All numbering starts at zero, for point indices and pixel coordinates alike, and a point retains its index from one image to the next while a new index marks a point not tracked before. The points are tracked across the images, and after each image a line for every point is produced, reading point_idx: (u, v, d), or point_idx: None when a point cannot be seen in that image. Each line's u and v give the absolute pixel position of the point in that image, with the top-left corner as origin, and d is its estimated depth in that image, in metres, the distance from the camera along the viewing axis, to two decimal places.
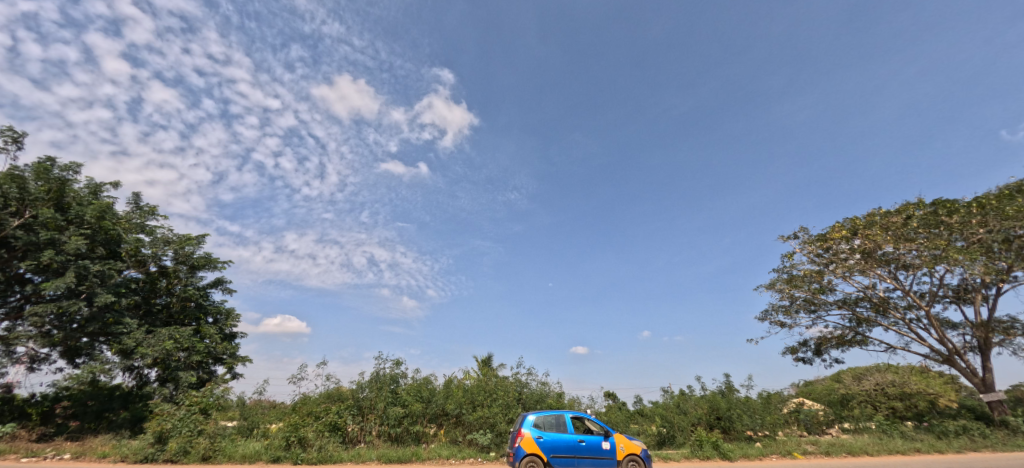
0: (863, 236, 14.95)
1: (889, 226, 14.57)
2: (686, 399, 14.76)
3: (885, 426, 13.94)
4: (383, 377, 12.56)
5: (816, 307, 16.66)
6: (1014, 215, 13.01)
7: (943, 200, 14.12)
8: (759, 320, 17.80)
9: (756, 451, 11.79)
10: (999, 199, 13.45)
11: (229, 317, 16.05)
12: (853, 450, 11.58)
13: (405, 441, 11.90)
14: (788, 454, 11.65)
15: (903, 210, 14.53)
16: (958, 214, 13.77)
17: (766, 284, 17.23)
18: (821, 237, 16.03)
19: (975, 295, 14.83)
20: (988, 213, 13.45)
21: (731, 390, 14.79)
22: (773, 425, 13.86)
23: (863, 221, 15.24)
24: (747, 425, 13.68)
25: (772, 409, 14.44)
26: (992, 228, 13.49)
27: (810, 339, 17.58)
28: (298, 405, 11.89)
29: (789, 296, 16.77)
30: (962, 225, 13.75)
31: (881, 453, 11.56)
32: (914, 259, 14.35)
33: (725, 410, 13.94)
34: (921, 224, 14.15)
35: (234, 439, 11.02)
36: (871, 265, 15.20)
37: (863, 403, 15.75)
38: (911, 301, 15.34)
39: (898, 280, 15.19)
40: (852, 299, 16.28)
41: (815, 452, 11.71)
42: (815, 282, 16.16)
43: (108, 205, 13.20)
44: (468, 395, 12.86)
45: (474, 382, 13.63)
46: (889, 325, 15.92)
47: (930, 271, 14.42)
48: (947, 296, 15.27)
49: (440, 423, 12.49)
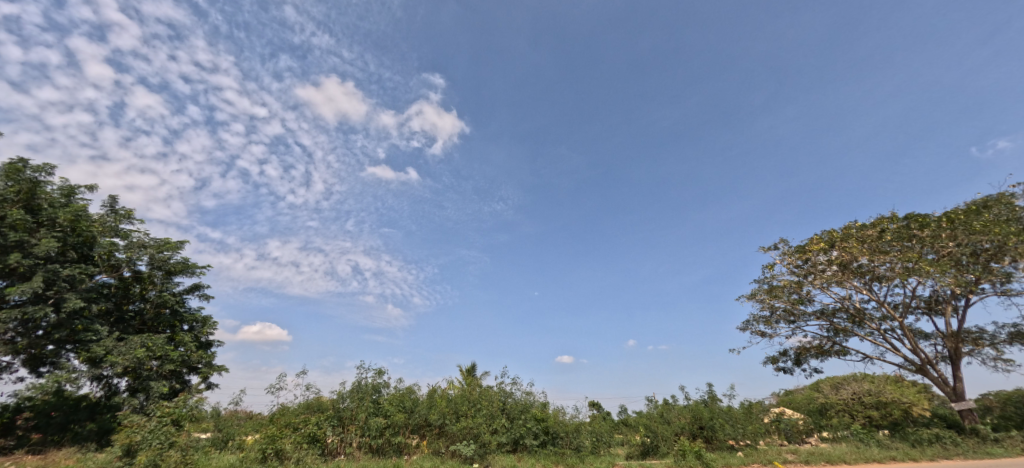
0: (840, 248, 15.39)
1: (865, 239, 15.06)
2: (670, 409, 14.88)
3: (862, 435, 14.19)
4: (365, 387, 12.38)
5: (795, 318, 16.96)
6: (981, 229, 13.50)
7: (915, 215, 14.64)
8: (741, 330, 17.98)
9: (738, 461, 11.86)
10: (967, 214, 14.04)
11: (205, 325, 15.63)
12: (831, 459, 11.76)
13: (387, 452, 11.63)
14: (768, 463, 11.79)
15: (877, 224, 15.04)
16: (929, 228, 14.31)
17: (748, 294, 17.47)
18: (800, 248, 16.41)
19: (945, 307, 15.32)
20: (957, 227, 13.95)
21: (714, 399, 14.93)
22: (754, 435, 13.96)
23: (840, 233, 15.67)
24: (729, 435, 13.79)
25: (753, 418, 14.67)
26: (961, 242, 13.96)
27: (790, 348, 17.88)
28: (275, 416, 11.57)
29: (769, 306, 17.07)
30: (930, 240, 14.30)
31: (859, 461, 11.77)
32: (888, 271, 14.81)
33: (707, 419, 14.12)
34: (894, 237, 14.67)
35: (207, 452, 10.65)
36: (847, 277, 15.59)
37: (841, 412, 16.14)
38: (886, 312, 15.73)
39: (872, 291, 15.58)
40: (829, 310, 16.65)
41: (794, 461, 11.87)
42: (794, 292, 16.50)
43: (83, 208, 12.83)
44: (451, 405, 12.67)
45: (457, 392, 13.51)
46: (865, 336, 16.28)
47: (903, 283, 14.83)
48: (919, 307, 15.74)
49: (422, 434, 12.29)
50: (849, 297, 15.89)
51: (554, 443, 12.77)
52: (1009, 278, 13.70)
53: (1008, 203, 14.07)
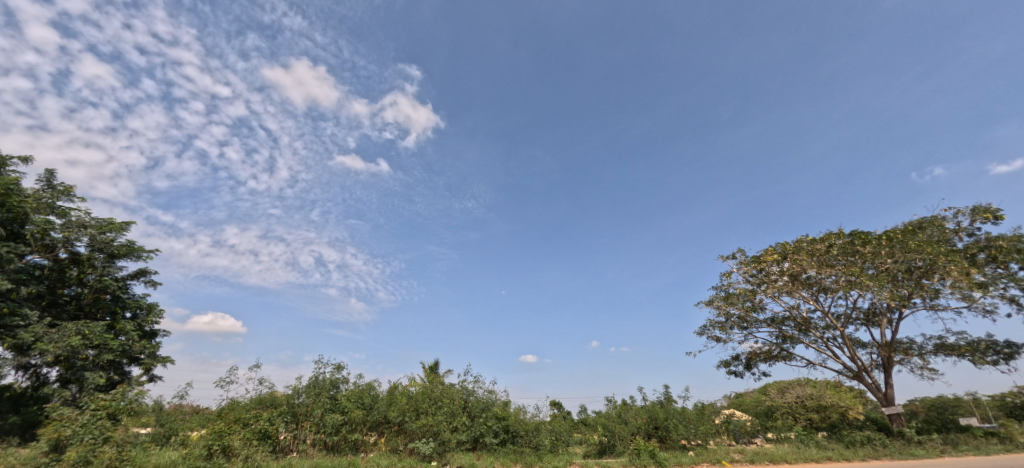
0: (792, 260, 16.31)
1: (814, 252, 16.03)
2: (627, 409, 15.30)
3: (803, 436, 15.11)
4: (323, 382, 12.01)
5: (748, 324, 17.82)
6: (915, 248, 14.65)
7: (860, 232, 15.70)
8: (698, 334, 18.71)
9: (689, 460, 12.36)
10: (904, 233, 15.19)
11: (150, 313, 14.72)
12: (774, 459, 12.45)
13: (342, 450, 11.34)
14: (717, 462, 12.34)
15: (826, 238, 16.03)
16: (871, 245, 15.38)
17: (705, 300, 18.20)
18: (756, 258, 17.25)
19: (881, 319, 16.51)
20: (895, 245, 15.07)
21: (669, 400, 15.48)
22: (705, 435, 14.59)
23: (792, 246, 16.59)
24: (682, 435, 14.34)
25: (705, 419, 15.31)
26: (897, 259, 15.09)
27: (742, 353, 18.76)
28: (224, 411, 11.05)
29: (725, 313, 17.86)
30: (871, 256, 15.37)
31: (799, 460, 12.53)
32: (832, 283, 15.82)
33: (662, 420, 14.62)
34: (840, 252, 15.69)
35: (146, 448, 10.03)
36: (797, 287, 16.53)
37: (785, 414, 17.13)
38: (829, 322, 16.78)
39: (818, 302, 16.60)
40: (779, 318, 17.60)
41: (741, 460, 12.48)
42: (748, 300, 17.33)
43: (14, 181, 11.78)
44: (411, 402, 12.50)
45: (419, 390, 13.35)
46: (810, 344, 17.32)
47: (845, 295, 15.87)
48: (859, 318, 16.90)
49: (380, 431, 12.07)
50: (797, 306, 16.84)
51: (513, 441, 12.86)
52: (937, 294, 14.92)
53: (940, 225, 15.32)
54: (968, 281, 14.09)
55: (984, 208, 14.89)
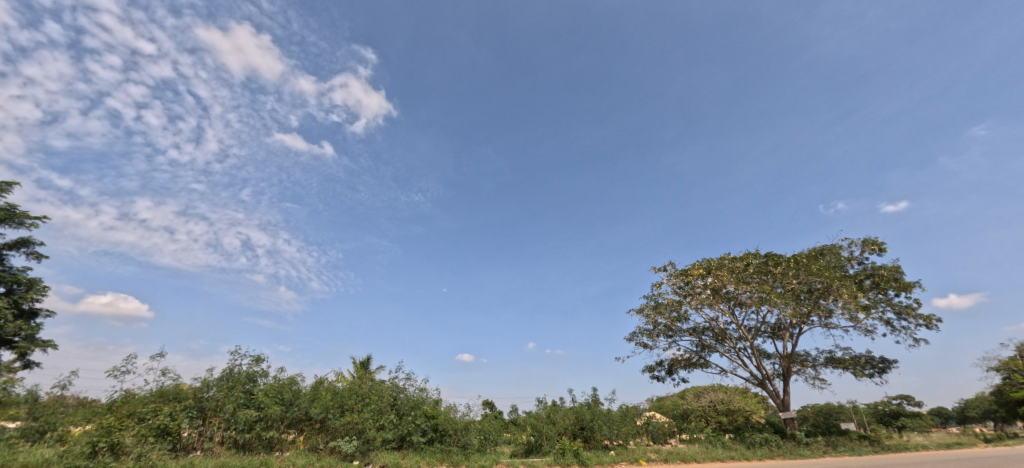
0: (714, 275, 17.70)
1: (734, 270, 17.53)
2: (556, 410, 15.74)
3: (711, 437, 16.44)
4: (238, 375, 11.11)
5: (672, 333, 19.06)
6: (816, 272, 16.50)
7: (773, 254, 17.39)
8: (627, 340, 19.68)
9: (609, 459, 12.96)
10: (808, 258, 17.07)
11: (31, 290, 12.80)
12: (685, 458, 13.42)
13: (255, 448, 10.59)
14: (635, 461, 13.07)
15: (744, 257, 17.59)
16: (781, 266, 17.10)
17: (636, 308, 19.20)
18: (684, 271, 18.52)
19: (784, 333, 18.39)
20: (800, 268, 16.87)
21: (596, 402, 16.14)
22: (626, 435, 15.38)
23: (716, 262, 18.01)
24: (605, 435, 15.02)
25: (627, 421, 16.14)
26: (801, 280, 16.90)
27: (665, 359, 20.02)
28: (116, 405, 9.87)
29: (653, 321, 18.96)
30: (780, 276, 17.09)
31: (706, 460, 13.61)
32: (747, 299, 17.37)
33: (588, 421, 15.21)
34: (755, 270, 17.29)
35: (11, 445, 8.69)
36: (717, 301, 17.95)
37: (698, 417, 18.51)
38: (742, 334, 18.41)
39: (734, 315, 18.15)
40: (700, 328, 19.00)
41: (656, 459, 13.32)
42: (674, 310, 18.53)
43: None
44: (336, 399, 11.94)
45: (346, 385, 12.80)
46: (724, 353, 18.88)
47: (757, 310, 17.49)
48: (766, 331, 18.71)
49: (300, 429, 11.43)
50: (716, 318, 18.29)
51: (441, 440, 12.74)
52: (830, 314, 16.89)
53: (837, 253, 17.39)
54: (855, 303, 16.10)
55: (871, 241, 17.13)
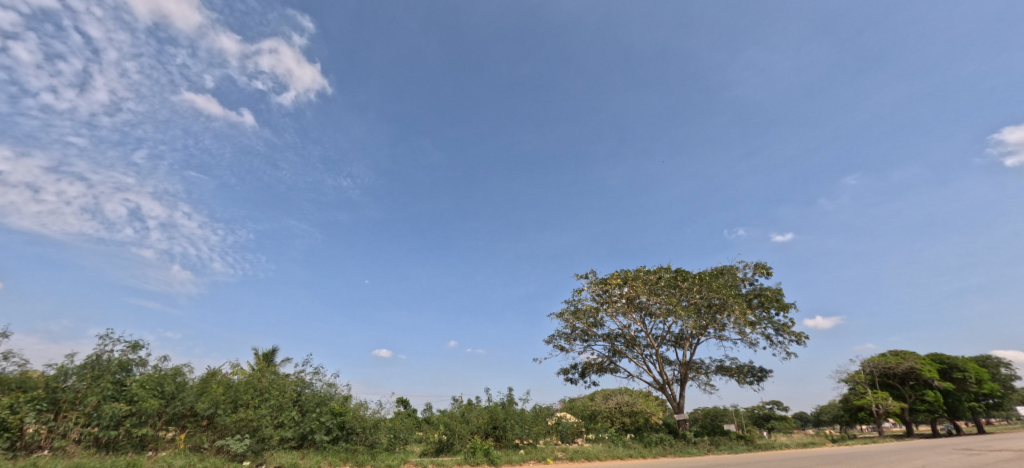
0: (630, 285, 18.96)
1: (647, 281, 18.93)
2: (471, 409, 15.77)
3: (614, 437, 17.56)
4: (107, 363, 9.63)
5: (588, 337, 20.03)
6: (715, 289, 18.36)
7: (681, 270, 19.05)
8: (546, 342, 20.32)
9: (518, 458, 13.26)
10: (710, 276, 18.95)
11: None
12: (589, 456, 14.17)
13: (120, 448, 9.24)
14: (542, 459, 13.52)
15: (657, 271, 19.06)
16: (687, 281, 18.78)
17: (557, 312, 19.92)
18: (603, 280, 19.59)
19: (685, 342, 20.20)
20: (703, 284, 18.67)
21: (511, 402, 16.44)
22: (536, 434, 15.83)
23: (633, 273, 19.30)
24: (516, 434, 15.35)
25: (539, 420, 16.63)
26: (703, 295, 18.70)
27: (579, 362, 20.99)
28: None
29: (571, 325, 19.78)
30: (686, 290, 18.76)
31: (608, 458, 14.50)
32: (656, 309, 18.82)
33: (501, 420, 15.44)
34: (665, 284, 18.82)
35: None
36: (630, 309, 19.21)
37: (605, 417, 19.66)
38: (649, 341, 19.89)
39: (644, 323, 19.55)
40: (613, 334, 20.20)
41: (562, 458, 13.91)
42: (592, 316, 19.52)
43: None
44: (229, 393, 10.84)
45: (243, 378, 11.70)
46: (632, 358, 20.26)
47: (664, 320, 19.02)
48: (670, 340, 20.40)
49: (182, 425, 10.26)
50: (628, 326, 19.57)
51: (347, 439, 12.15)
52: (723, 327, 18.87)
53: (733, 273, 19.50)
54: (744, 319, 18.15)
55: (761, 265, 19.46)
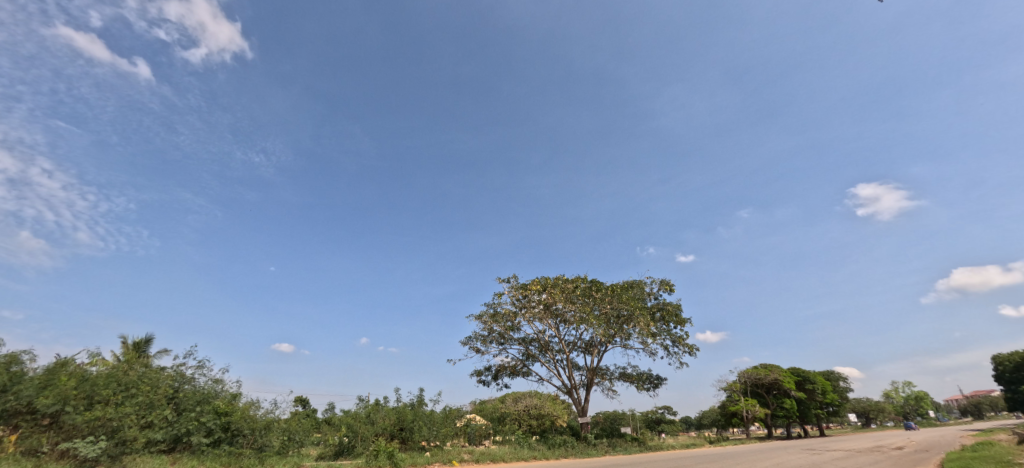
0: (548, 292, 19.64)
1: (564, 289, 19.76)
2: (377, 410, 15.13)
3: (520, 439, 18.00)
4: None
5: (504, 341, 20.33)
6: (625, 300, 19.72)
7: (597, 281, 20.17)
8: (462, 344, 20.24)
9: (423, 460, 12.99)
10: (621, 288, 20.31)
11: None
12: (494, 458, 14.35)
13: None
14: (448, 462, 13.40)
15: (575, 280, 19.98)
16: (601, 292, 19.94)
17: (476, 314, 19.95)
18: (524, 285, 20.07)
19: (593, 349, 21.38)
20: (614, 296, 19.94)
21: (420, 403, 16.09)
22: (444, 436, 15.65)
23: (552, 281, 20.02)
24: (423, 436, 15.03)
25: (448, 422, 16.46)
26: (613, 306, 19.96)
27: (493, 365, 21.19)
28: None
29: (488, 328, 19.93)
30: (598, 300, 19.89)
31: (512, 459, 14.81)
32: (570, 317, 19.70)
33: (409, 422, 15.02)
34: (581, 293, 19.80)
35: None
36: (546, 315, 19.88)
37: (513, 420, 20.06)
38: (561, 347, 20.74)
39: (558, 329, 20.34)
40: (528, 339, 20.74)
41: (468, 460, 13.91)
42: (509, 320, 19.85)
43: None
44: (84, 388, 9.07)
45: (104, 370, 10.01)
46: (544, 363, 20.94)
47: (576, 328, 19.97)
48: (580, 347, 21.46)
49: (13, 425, 8.46)
50: (543, 331, 20.22)
51: (231, 441, 10.95)
52: (629, 337, 20.31)
53: (641, 288, 21.10)
54: (647, 330, 19.70)
55: (666, 282, 21.31)
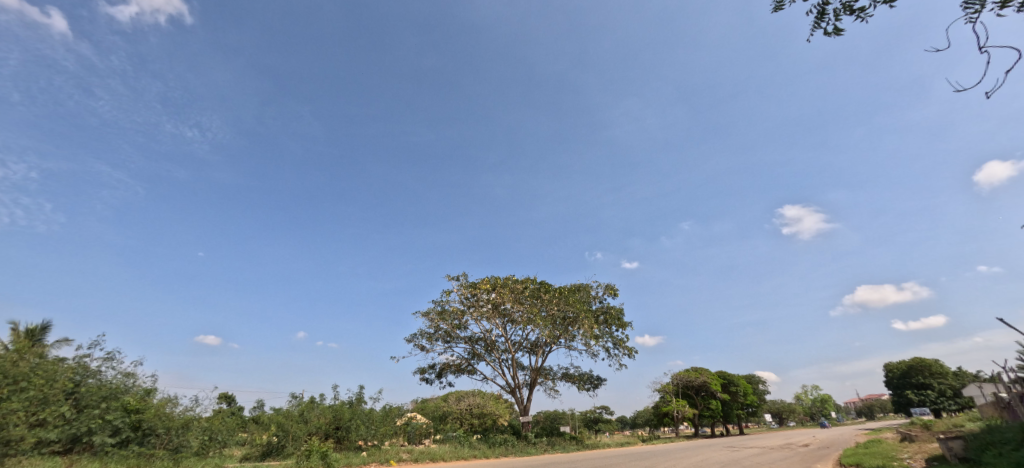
0: (497, 292, 19.73)
1: (513, 290, 19.95)
2: (312, 408, 14.41)
3: (462, 438, 17.93)
4: None
5: (450, 339, 20.14)
6: (571, 303, 20.24)
7: (545, 283, 20.53)
8: (407, 341, 19.80)
9: (359, 460, 12.54)
10: (569, 290, 20.82)
11: None
12: (434, 457, 14.17)
13: None
14: (385, 462, 13.04)
15: (524, 281, 20.21)
16: (549, 294, 20.33)
17: (423, 311, 19.60)
18: (473, 284, 20.00)
19: (538, 350, 21.75)
20: (561, 298, 20.40)
21: (359, 401, 15.55)
22: (382, 435, 15.23)
23: (502, 280, 20.11)
24: (361, 436, 14.47)
25: (387, 421, 16.02)
26: (560, 308, 20.42)
27: (438, 363, 20.92)
28: None
29: (435, 325, 19.66)
30: (546, 302, 20.26)
31: (452, 458, 14.71)
32: (517, 317, 19.91)
33: (346, 420, 14.45)
34: (529, 294, 20.08)
35: None
36: (494, 315, 19.94)
37: (455, 419, 19.93)
38: (507, 346, 20.89)
39: (504, 329, 20.48)
40: (475, 337, 20.69)
41: (406, 459, 13.62)
42: (457, 318, 19.70)
43: None
44: None
45: None
46: (489, 362, 21.00)
47: (523, 328, 20.20)
48: (526, 347, 21.74)
49: None
50: (490, 330, 20.26)
51: (141, 442, 9.96)
52: (573, 338, 20.87)
53: (588, 291, 21.76)
54: (590, 332, 20.35)
55: (611, 286, 22.13)
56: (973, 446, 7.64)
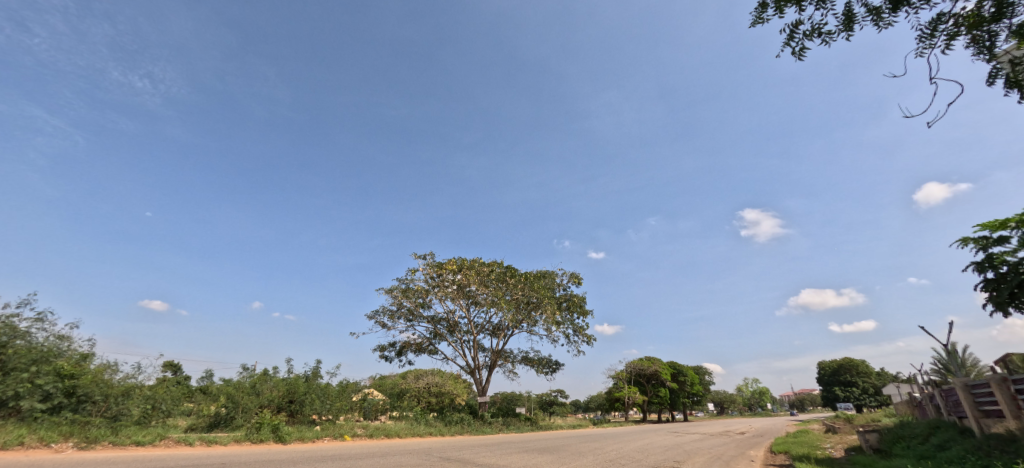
0: (464, 273, 19.74)
1: (479, 272, 20.02)
2: (265, 380, 14.06)
3: (418, 415, 18.06)
4: None
5: (412, 317, 20.02)
6: (535, 288, 20.54)
7: (512, 267, 20.70)
8: (368, 317, 19.55)
9: (311, 434, 12.38)
10: (535, 276, 21.08)
11: None
12: (389, 434, 14.22)
13: None
14: (339, 436, 12.98)
15: (491, 264, 20.31)
16: (514, 278, 20.50)
17: (387, 288, 19.37)
18: (439, 264, 19.89)
19: (500, 332, 22.02)
20: (527, 283, 20.63)
21: (315, 376, 15.30)
22: (337, 410, 15.09)
23: (468, 262, 20.11)
24: (315, 410, 14.33)
25: (343, 396, 15.88)
26: (525, 293, 20.68)
27: (398, 341, 20.80)
28: None
29: (398, 303, 19.47)
30: (511, 286, 20.47)
31: (408, 435, 14.85)
32: (482, 299, 20.05)
33: (300, 394, 14.22)
34: (495, 277, 20.23)
35: None
36: (458, 296, 19.97)
37: (412, 396, 20.01)
38: (469, 328, 21.03)
39: (467, 310, 20.57)
40: (437, 317, 20.68)
41: (361, 434, 13.61)
42: (421, 297, 19.57)
43: None
44: None
45: None
46: (451, 342, 21.09)
47: (486, 310, 20.37)
48: (488, 329, 21.95)
49: None
50: (453, 310, 20.31)
51: (75, 409, 9.44)
52: (535, 323, 21.25)
53: (553, 278, 22.12)
54: (552, 318, 20.76)
55: (575, 275, 22.60)
56: (886, 438, 8.49)
